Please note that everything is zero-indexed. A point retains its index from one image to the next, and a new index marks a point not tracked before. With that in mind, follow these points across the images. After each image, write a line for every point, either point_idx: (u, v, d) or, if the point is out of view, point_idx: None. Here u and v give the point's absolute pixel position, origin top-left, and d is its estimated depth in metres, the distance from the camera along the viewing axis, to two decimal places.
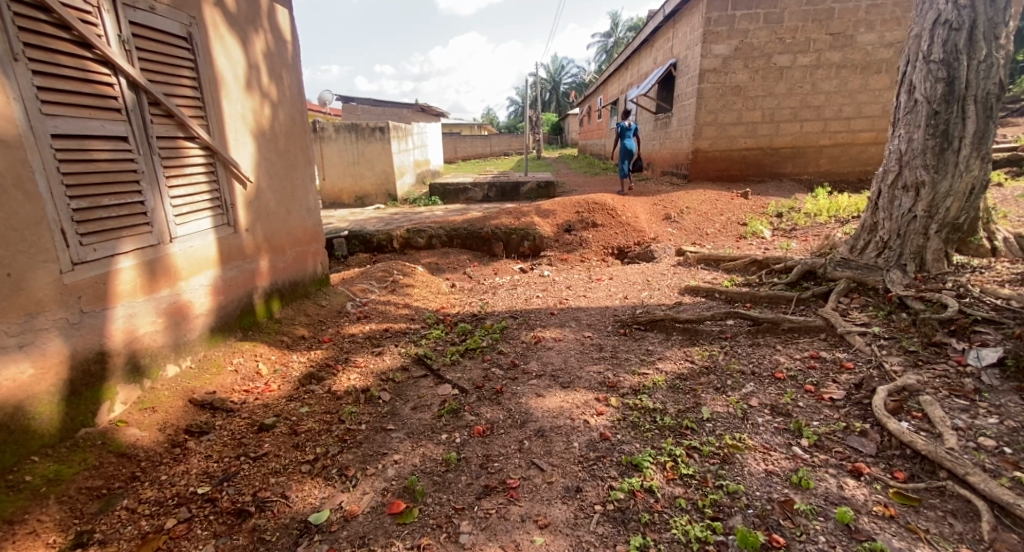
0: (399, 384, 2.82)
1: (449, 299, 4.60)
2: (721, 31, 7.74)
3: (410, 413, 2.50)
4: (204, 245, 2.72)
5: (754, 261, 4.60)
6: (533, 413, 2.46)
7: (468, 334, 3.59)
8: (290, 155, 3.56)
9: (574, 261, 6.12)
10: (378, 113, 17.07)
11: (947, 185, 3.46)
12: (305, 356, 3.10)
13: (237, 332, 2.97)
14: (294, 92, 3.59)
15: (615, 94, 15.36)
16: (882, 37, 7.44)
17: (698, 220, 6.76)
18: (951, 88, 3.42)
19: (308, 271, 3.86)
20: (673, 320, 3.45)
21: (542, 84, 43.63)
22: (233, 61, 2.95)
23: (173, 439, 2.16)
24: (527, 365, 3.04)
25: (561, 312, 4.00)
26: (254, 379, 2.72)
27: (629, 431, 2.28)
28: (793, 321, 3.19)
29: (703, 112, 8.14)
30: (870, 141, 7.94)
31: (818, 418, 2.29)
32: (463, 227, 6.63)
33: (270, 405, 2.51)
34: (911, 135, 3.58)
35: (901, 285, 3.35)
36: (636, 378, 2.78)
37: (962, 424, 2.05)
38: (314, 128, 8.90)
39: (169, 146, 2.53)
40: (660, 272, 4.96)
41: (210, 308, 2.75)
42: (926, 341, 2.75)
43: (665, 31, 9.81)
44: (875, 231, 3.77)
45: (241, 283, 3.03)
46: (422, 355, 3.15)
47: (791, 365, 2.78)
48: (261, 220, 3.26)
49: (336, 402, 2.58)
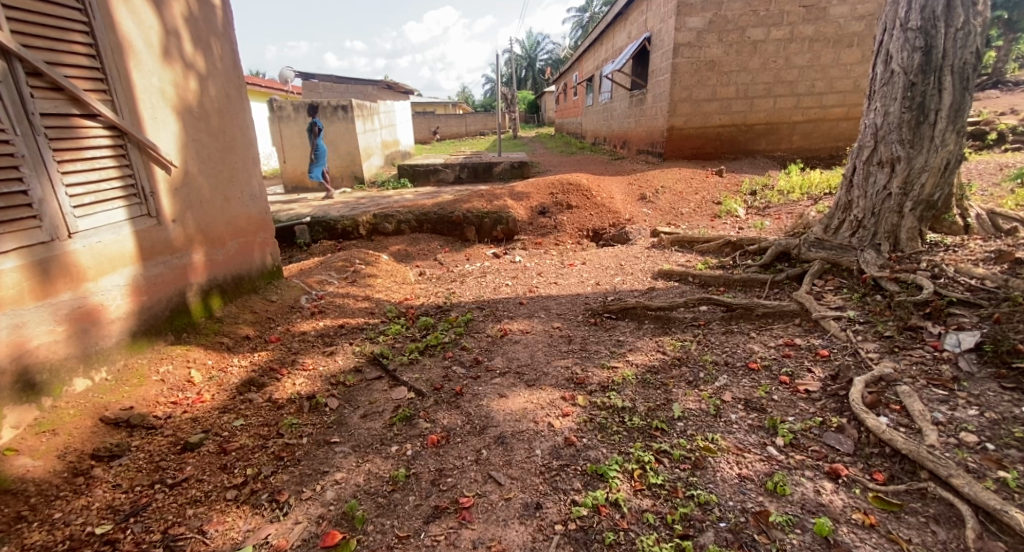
0: (351, 388, 2.60)
1: (414, 290, 4.36)
2: (694, 3, 7.50)
3: (359, 422, 2.29)
4: (117, 240, 2.44)
5: (728, 242, 4.47)
6: (494, 417, 2.28)
7: (430, 329, 3.37)
8: (225, 135, 3.31)
9: (548, 245, 5.93)
10: (344, 90, 16.41)
11: (923, 160, 3.33)
12: (247, 359, 2.86)
13: (167, 335, 2.70)
14: (226, 64, 3.36)
15: (590, 70, 15.04)
16: (854, 10, 7.30)
17: (672, 199, 6.61)
18: (928, 58, 3.28)
19: (255, 263, 3.60)
20: (645, 308, 3.28)
21: (517, 61, 42.71)
22: (143, 26, 2.68)
23: (75, 466, 1.91)
24: (491, 361, 2.84)
25: (530, 301, 3.80)
26: (185, 389, 2.47)
27: (597, 434, 2.11)
28: (767, 306, 3.07)
29: (678, 88, 7.91)
30: (841, 116, 7.88)
31: (794, 413, 2.15)
32: (433, 211, 6.33)
33: (199, 419, 2.26)
34: (887, 109, 3.44)
35: (876, 266, 3.24)
36: (605, 373, 2.61)
37: (943, 418, 1.92)
38: (272, 106, 8.42)
39: (60, 124, 2.23)
40: (633, 255, 4.79)
41: (129, 311, 2.48)
42: (901, 325, 2.64)
43: (639, 3, 9.49)
44: (849, 210, 3.66)
45: (170, 280, 2.76)
46: (378, 354, 2.92)
47: (765, 354, 2.64)
48: (193, 208, 2.99)
49: (276, 413, 2.34)
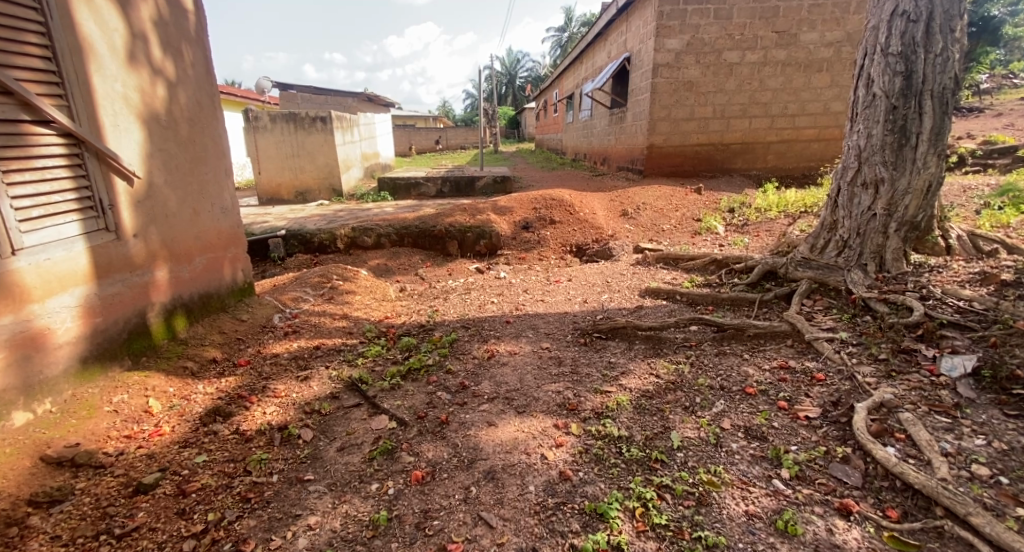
0: (327, 417, 2.42)
1: (395, 307, 4.19)
2: (673, 25, 7.61)
3: (334, 456, 2.11)
4: (69, 257, 2.27)
5: (714, 260, 4.43)
6: (483, 449, 2.13)
7: (412, 350, 3.19)
8: (195, 145, 3.15)
9: (532, 260, 5.83)
10: (322, 101, 16.15)
11: (906, 182, 3.34)
12: (212, 386, 2.66)
13: (124, 360, 2.51)
14: (198, 71, 3.21)
15: (570, 88, 15.23)
16: (823, 37, 7.50)
17: (654, 216, 6.61)
18: (909, 83, 3.31)
19: (224, 280, 3.43)
20: (636, 328, 3.17)
21: (497, 77, 43.14)
22: (107, 29, 2.53)
23: (8, 515, 1.70)
24: (477, 387, 2.67)
25: (516, 320, 3.67)
26: (141, 421, 2.27)
27: (594, 467, 1.99)
28: (759, 327, 2.99)
29: (657, 107, 7.98)
30: (814, 137, 8.06)
31: (796, 442, 2.05)
32: (414, 225, 6.17)
33: (156, 455, 2.06)
34: (870, 131, 3.45)
35: (864, 286, 3.22)
36: (598, 398, 2.48)
37: (951, 448, 1.85)
38: (247, 116, 8.18)
39: (7, 131, 2.07)
40: (619, 272, 4.72)
41: (80, 335, 2.29)
42: (895, 347, 2.58)
43: (618, 24, 9.64)
44: (835, 230, 3.65)
45: (129, 299, 2.58)
46: (357, 380, 2.73)
47: (760, 378, 2.55)
48: (157, 222, 2.82)
49: (243, 447, 2.15)
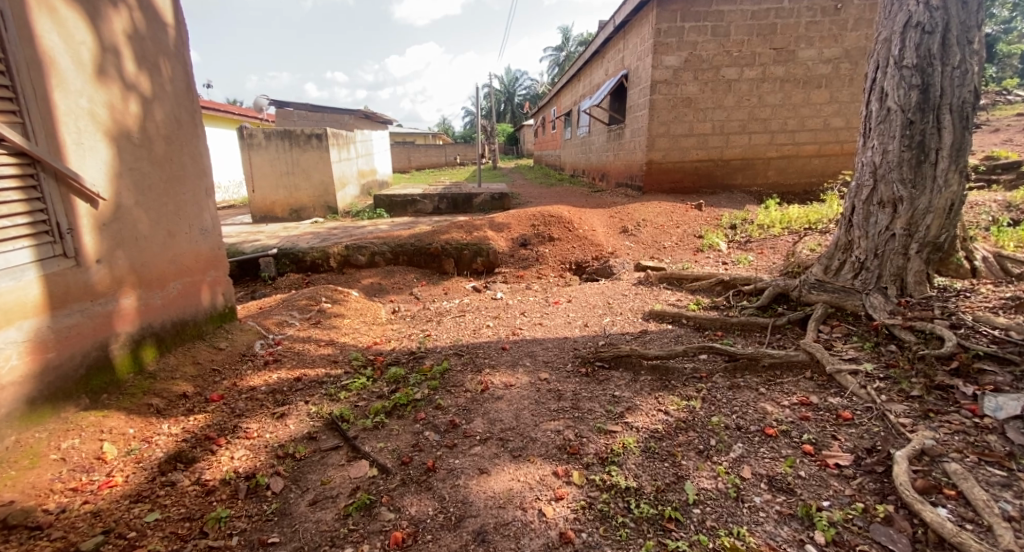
0: (301, 462, 2.19)
1: (385, 332, 3.95)
2: (671, 43, 7.50)
3: (305, 512, 1.89)
4: (18, 287, 2.09)
5: (720, 281, 4.20)
6: (473, 503, 1.89)
7: (399, 381, 2.93)
8: (172, 163, 2.96)
9: (530, 279, 5.61)
10: (318, 118, 16.11)
11: (927, 201, 3.08)
12: (179, 426, 2.43)
13: (78, 400, 2.31)
14: (177, 87, 3.03)
15: (567, 104, 15.20)
16: (821, 53, 7.41)
17: (655, 233, 6.41)
18: (926, 96, 3.06)
19: (203, 306, 3.21)
20: (641, 356, 2.91)
21: (496, 95, 43.54)
22: (74, 41, 2.36)
23: None
24: (469, 425, 2.42)
25: (512, 346, 3.42)
26: (92, 470, 2.06)
27: (598, 527, 1.77)
28: (774, 356, 2.73)
29: (656, 123, 7.84)
30: (815, 153, 7.90)
31: (828, 496, 1.80)
32: (409, 243, 5.96)
33: (101, 513, 1.87)
34: (885, 147, 3.19)
35: (885, 312, 2.98)
36: (602, 440, 2.22)
37: (1013, 511, 1.61)
38: (241, 134, 8.03)
39: None
40: (620, 293, 4.50)
41: (27, 373, 2.12)
42: (928, 383, 2.34)
43: (615, 42, 9.56)
44: (850, 250, 3.38)
45: (86, 332, 2.37)
46: (337, 418, 2.49)
47: (780, 416, 2.29)
48: (125, 247, 2.61)
49: (202, 501, 1.96)
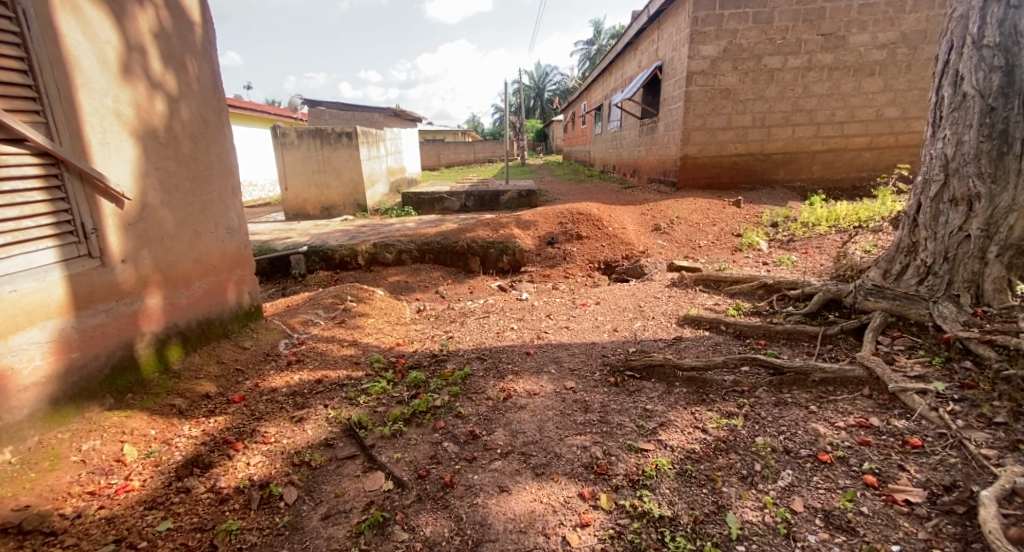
0: (316, 472, 2.12)
1: (408, 332, 3.87)
2: (709, 32, 7.13)
3: (317, 528, 1.81)
4: (42, 287, 2.09)
5: (763, 284, 3.93)
6: (491, 526, 1.76)
7: (419, 386, 2.84)
8: (198, 162, 2.94)
9: (556, 279, 5.44)
10: (350, 116, 16.32)
11: (1009, 198, 2.72)
12: (199, 428, 2.40)
13: (101, 400, 2.30)
14: (204, 85, 3.01)
15: (598, 98, 14.88)
16: (875, 38, 6.90)
17: (690, 231, 6.12)
18: (1010, 79, 2.72)
19: (229, 304, 3.19)
20: (675, 367, 2.71)
21: (527, 91, 43.31)
22: (99, 39, 2.34)
23: None
24: (490, 436, 2.29)
25: (536, 350, 3.28)
26: (111, 473, 2.05)
27: None
28: (826, 371, 2.48)
29: (691, 116, 7.49)
30: (865, 146, 7.40)
31: (896, 540, 1.59)
32: (435, 240, 5.89)
33: (116, 520, 1.85)
34: (960, 137, 2.88)
35: (958, 323, 2.63)
36: (633, 459, 2.05)
37: None
38: (275, 132, 8.14)
39: None
40: (651, 295, 4.28)
41: (50, 373, 2.12)
42: (1015, 409, 2.05)
43: (649, 32, 9.21)
44: (914, 253, 3.07)
45: (111, 331, 2.37)
46: (356, 424, 2.41)
47: (835, 438, 2.06)
48: (151, 246, 2.60)
49: (215, 510, 1.91)
